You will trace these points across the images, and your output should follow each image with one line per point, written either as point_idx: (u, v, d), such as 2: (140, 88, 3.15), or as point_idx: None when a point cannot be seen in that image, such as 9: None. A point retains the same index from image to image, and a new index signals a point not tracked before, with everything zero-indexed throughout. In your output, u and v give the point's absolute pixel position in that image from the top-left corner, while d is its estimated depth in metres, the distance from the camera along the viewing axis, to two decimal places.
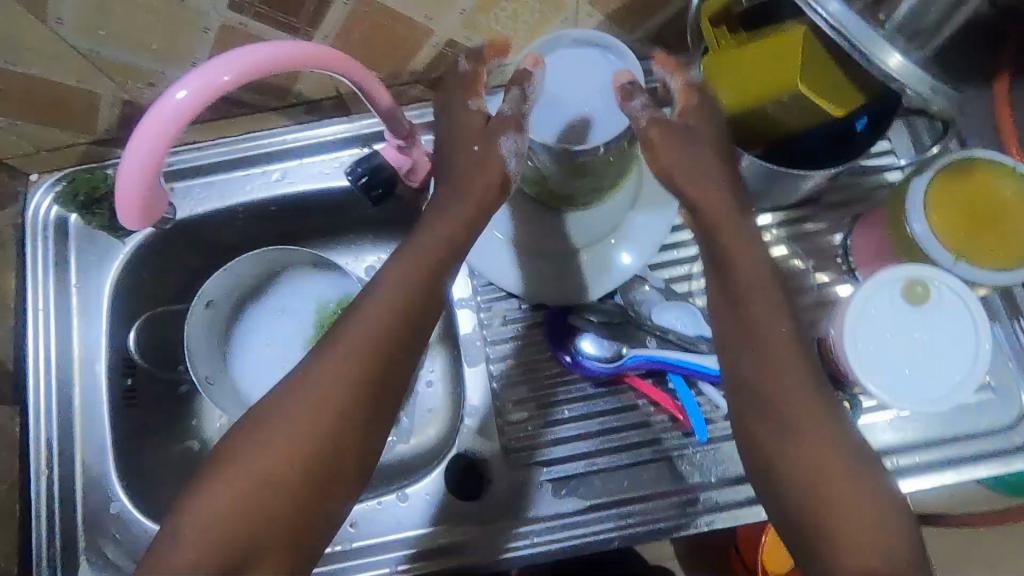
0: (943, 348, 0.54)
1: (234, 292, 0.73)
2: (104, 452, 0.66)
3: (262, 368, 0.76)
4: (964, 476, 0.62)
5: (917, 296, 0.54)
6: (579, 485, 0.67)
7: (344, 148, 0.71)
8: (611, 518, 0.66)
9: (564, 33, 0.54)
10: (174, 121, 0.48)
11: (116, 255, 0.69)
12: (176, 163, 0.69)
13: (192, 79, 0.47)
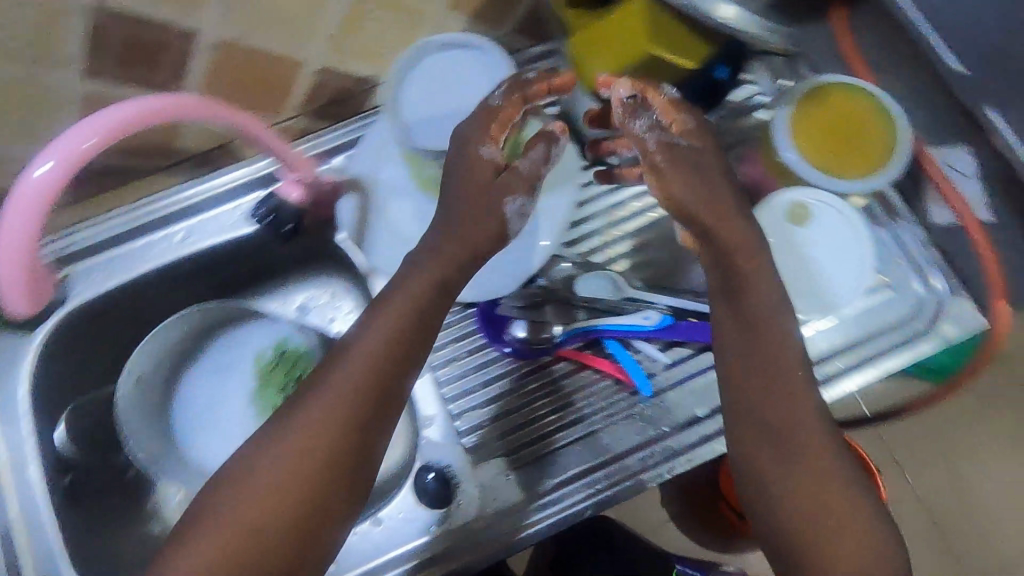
0: (831, 258, 0.62)
1: (165, 361, 0.72)
2: (53, 557, 0.59)
3: (212, 433, 0.72)
4: (887, 369, 0.61)
5: (798, 216, 0.61)
6: (545, 460, 0.62)
7: (246, 196, 0.68)
8: (579, 490, 0.61)
9: (430, 40, 0.54)
10: (39, 199, 0.47)
11: (24, 355, 0.62)
12: (69, 243, 0.65)
13: (52, 151, 0.46)
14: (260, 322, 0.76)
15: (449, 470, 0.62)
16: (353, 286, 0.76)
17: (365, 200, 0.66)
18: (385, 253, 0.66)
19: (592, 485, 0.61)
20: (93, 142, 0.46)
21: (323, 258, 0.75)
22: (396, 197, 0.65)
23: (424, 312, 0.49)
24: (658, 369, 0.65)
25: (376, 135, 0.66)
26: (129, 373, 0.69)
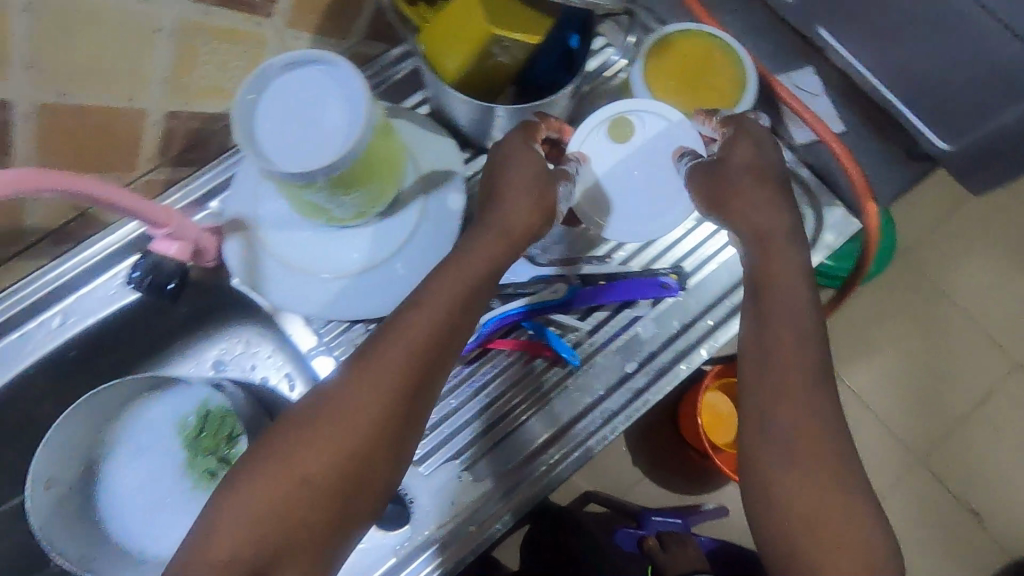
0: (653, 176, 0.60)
1: (74, 456, 0.66)
2: None
3: (149, 514, 0.69)
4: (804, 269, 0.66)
5: (617, 129, 0.60)
6: (527, 428, 0.63)
7: (121, 263, 0.64)
8: (562, 449, 0.62)
9: (268, 63, 0.51)
10: None
11: None
12: None
13: None
14: (173, 390, 0.73)
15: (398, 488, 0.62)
16: (264, 329, 0.73)
17: (250, 240, 0.63)
18: (280, 283, 0.63)
19: (548, 458, 0.62)
20: None
21: (225, 309, 0.71)
22: (281, 228, 0.63)
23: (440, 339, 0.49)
24: (581, 338, 0.66)
25: (247, 170, 0.63)
26: (37, 482, 0.61)
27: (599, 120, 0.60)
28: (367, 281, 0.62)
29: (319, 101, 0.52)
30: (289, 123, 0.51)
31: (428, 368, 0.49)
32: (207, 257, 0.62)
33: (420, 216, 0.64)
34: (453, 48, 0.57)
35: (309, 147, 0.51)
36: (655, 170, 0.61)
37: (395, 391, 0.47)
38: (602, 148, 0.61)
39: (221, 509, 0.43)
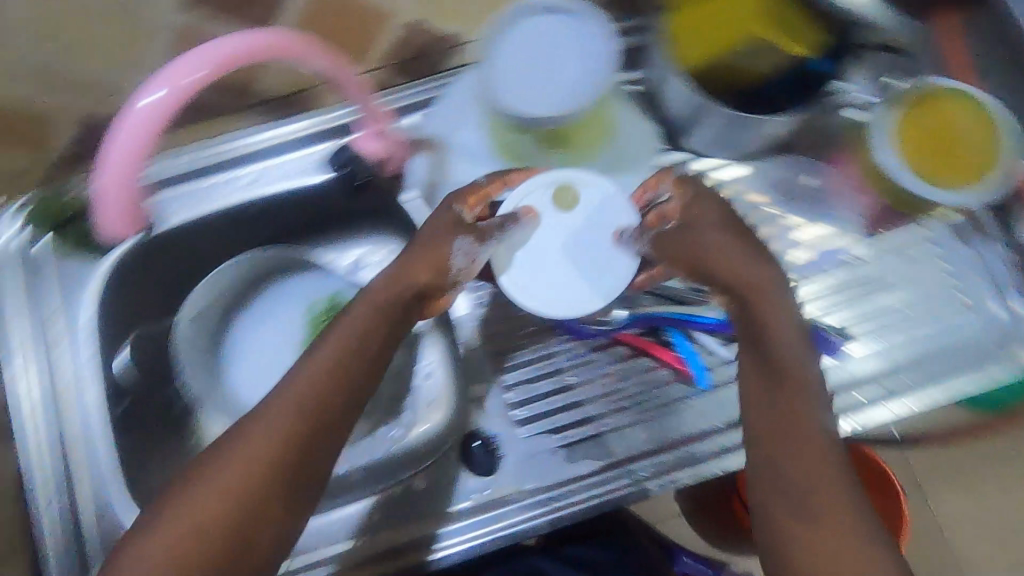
0: (590, 254, 0.55)
1: (221, 302, 0.72)
2: (110, 476, 0.61)
3: (260, 379, 0.71)
4: (925, 399, 0.60)
5: (561, 195, 0.55)
6: (593, 446, 0.61)
7: (311, 148, 0.68)
8: (613, 483, 0.60)
9: (534, 1, 0.52)
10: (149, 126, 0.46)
11: (88, 274, 0.64)
12: (141, 175, 0.66)
13: (165, 76, 0.46)
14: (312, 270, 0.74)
15: (488, 433, 0.62)
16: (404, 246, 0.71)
17: (438, 160, 0.64)
18: None
19: (592, 485, 0.60)
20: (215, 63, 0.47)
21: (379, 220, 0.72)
22: (468, 159, 0.63)
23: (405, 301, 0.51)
24: (715, 363, 0.63)
25: (457, 96, 0.63)
26: (184, 313, 0.70)
27: (544, 182, 0.55)
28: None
29: (567, 52, 0.51)
30: (530, 62, 0.51)
31: (337, 395, 0.47)
32: (392, 165, 0.64)
33: None
34: (713, 33, 0.58)
35: (541, 91, 0.51)
36: (598, 241, 0.55)
37: (384, 324, 0.50)
38: (535, 208, 0.55)
39: (238, 431, 0.45)
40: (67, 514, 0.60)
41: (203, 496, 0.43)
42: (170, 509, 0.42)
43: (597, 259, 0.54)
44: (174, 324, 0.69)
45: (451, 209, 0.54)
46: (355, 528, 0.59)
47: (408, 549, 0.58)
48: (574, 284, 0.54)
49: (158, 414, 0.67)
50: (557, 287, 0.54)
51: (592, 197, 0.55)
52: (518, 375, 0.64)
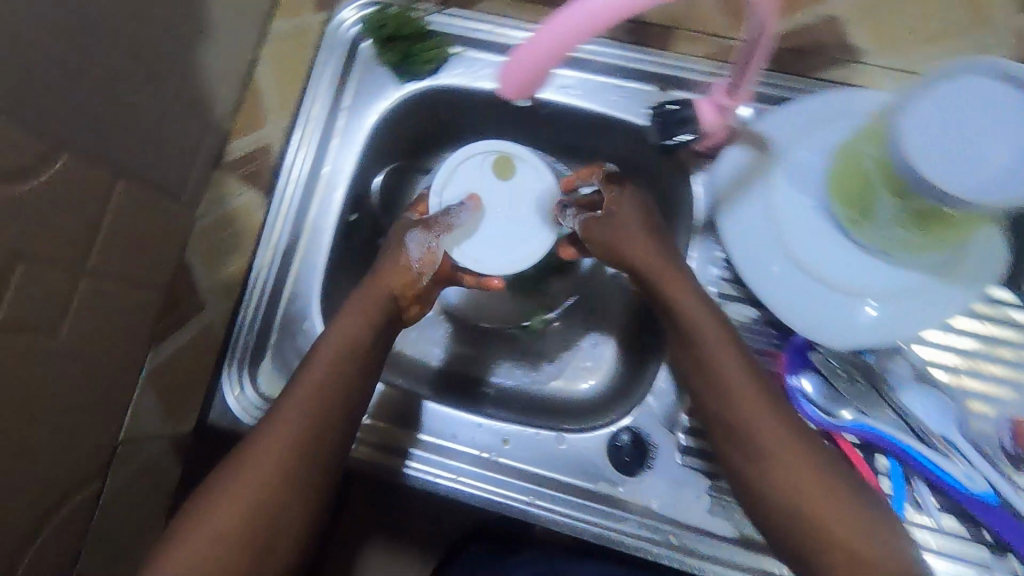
0: (509, 219, 0.57)
1: None
2: (313, 276, 0.63)
3: None
4: None
5: (502, 165, 0.59)
6: (741, 513, 0.57)
7: (639, 83, 0.63)
8: (737, 556, 0.56)
9: (977, 62, 0.45)
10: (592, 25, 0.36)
11: (386, 95, 0.65)
12: (471, 29, 0.65)
13: None
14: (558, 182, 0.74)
15: (643, 436, 0.60)
16: None
17: (756, 162, 0.58)
18: (742, 224, 0.58)
19: (712, 545, 0.56)
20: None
21: None
22: (792, 182, 0.57)
23: (378, 304, 0.53)
24: (917, 522, 0.53)
25: (817, 109, 0.57)
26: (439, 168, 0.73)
27: (484, 150, 0.59)
28: (819, 298, 0.55)
29: (995, 128, 0.43)
30: (947, 119, 0.43)
31: (351, 368, 0.50)
32: (708, 147, 0.59)
33: (907, 290, 0.54)
34: None
35: (949, 155, 0.43)
36: (515, 213, 0.58)
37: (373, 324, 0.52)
38: (476, 169, 0.59)
39: (236, 472, 0.47)
40: (272, 286, 0.62)
41: (220, 525, 0.46)
42: (198, 527, 0.46)
43: (510, 230, 0.57)
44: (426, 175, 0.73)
45: (449, 159, 0.59)
46: (489, 441, 0.61)
47: (524, 494, 0.59)
48: (518, 232, 0.57)
49: (367, 241, 0.70)
50: (506, 246, 0.56)
51: (520, 177, 0.58)
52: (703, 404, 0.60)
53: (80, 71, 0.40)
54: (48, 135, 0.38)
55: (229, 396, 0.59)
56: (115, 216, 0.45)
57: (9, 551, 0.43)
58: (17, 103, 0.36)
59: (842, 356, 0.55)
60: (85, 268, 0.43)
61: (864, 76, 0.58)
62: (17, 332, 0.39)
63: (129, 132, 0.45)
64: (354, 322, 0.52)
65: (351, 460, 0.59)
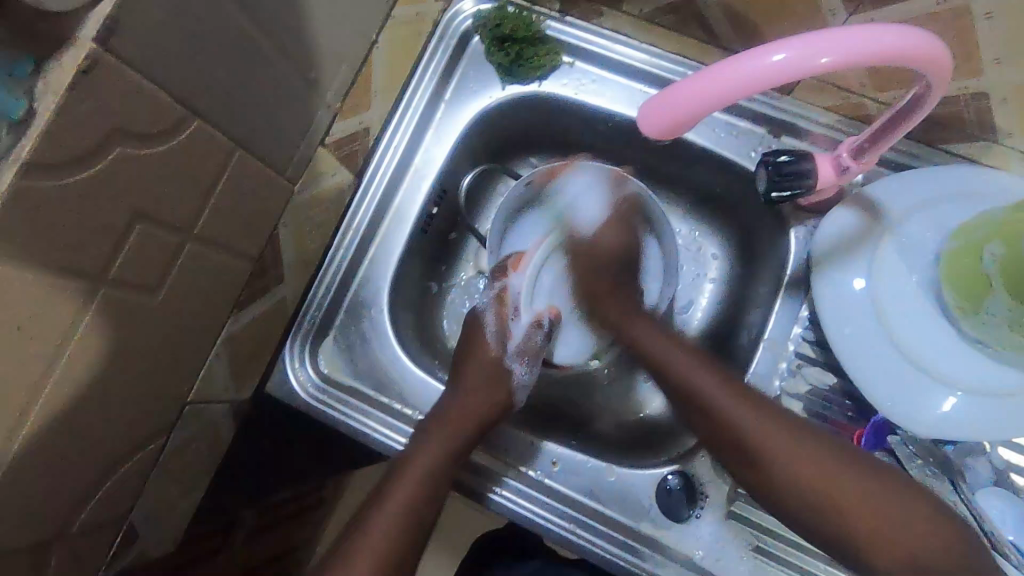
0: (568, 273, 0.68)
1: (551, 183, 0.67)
2: (388, 263, 0.63)
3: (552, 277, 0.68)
4: None
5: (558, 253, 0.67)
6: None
7: (750, 123, 0.61)
8: None
9: None
10: (745, 79, 0.34)
11: (488, 94, 0.64)
12: (588, 40, 0.62)
13: (793, 41, 0.33)
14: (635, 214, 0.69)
15: (695, 482, 0.59)
16: (740, 267, 0.68)
17: (865, 226, 0.55)
18: (843, 291, 0.55)
19: None
20: (860, 48, 0.33)
21: (742, 222, 0.66)
22: (903, 255, 0.53)
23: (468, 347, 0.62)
24: None
25: (938, 181, 0.54)
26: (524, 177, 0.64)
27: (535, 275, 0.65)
28: (916, 379, 0.52)
29: None
30: None
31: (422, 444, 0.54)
32: (814, 203, 0.58)
33: (994, 391, 0.51)
34: None
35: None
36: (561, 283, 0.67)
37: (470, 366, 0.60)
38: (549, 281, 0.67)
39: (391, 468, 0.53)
40: (347, 265, 0.61)
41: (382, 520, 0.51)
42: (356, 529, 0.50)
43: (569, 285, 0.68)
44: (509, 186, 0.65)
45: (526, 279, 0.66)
46: (538, 459, 0.61)
47: (567, 520, 0.58)
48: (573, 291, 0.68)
49: (442, 236, 0.69)
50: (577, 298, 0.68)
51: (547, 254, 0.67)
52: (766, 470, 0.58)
53: (213, 50, 0.39)
54: (182, 104, 0.38)
55: (289, 367, 0.59)
56: (226, 189, 0.45)
57: (81, 496, 0.45)
58: (161, 70, 0.36)
59: (921, 444, 0.55)
60: (192, 235, 0.44)
61: (995, 156, 0.54)
62: (125, 290, 0.40)
63: (249, 107, 0.44)
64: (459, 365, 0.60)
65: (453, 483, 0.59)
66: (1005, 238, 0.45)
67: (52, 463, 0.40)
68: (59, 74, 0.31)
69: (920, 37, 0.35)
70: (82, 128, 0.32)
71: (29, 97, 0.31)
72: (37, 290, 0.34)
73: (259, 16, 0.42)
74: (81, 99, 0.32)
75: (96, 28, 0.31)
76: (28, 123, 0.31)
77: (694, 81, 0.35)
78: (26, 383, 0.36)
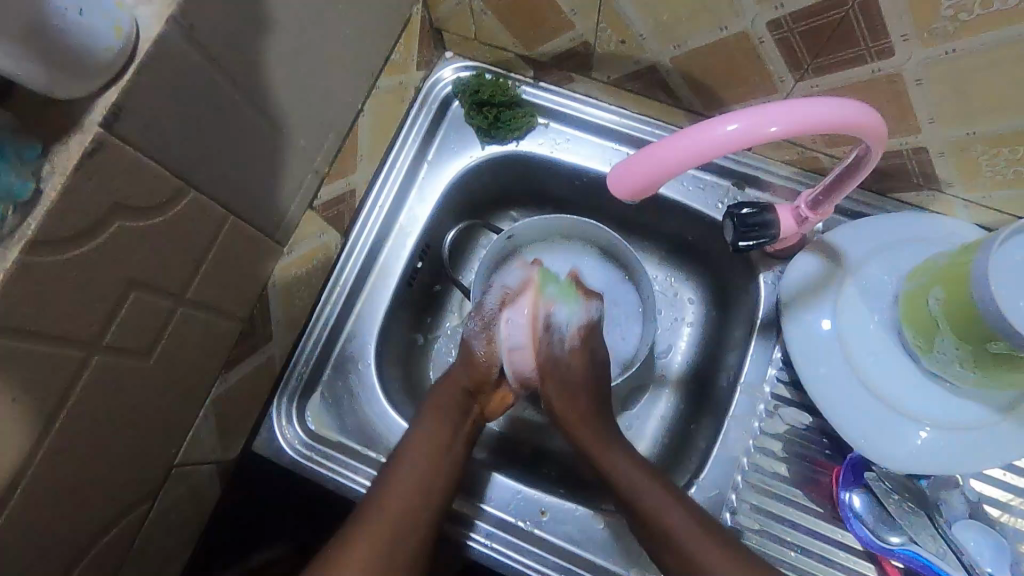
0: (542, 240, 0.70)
1: (533, 235, 0.70)
2: (374, 316, 0.65)
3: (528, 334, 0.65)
4: None
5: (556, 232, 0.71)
6: None
7: (715, 176, 0.65)
8: None
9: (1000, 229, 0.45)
10: (703, 147, 0.37)
11: (469, 154, 0.68)
12: (560, 104, 0.67)
13: (744, 113, 0.37)
14: (610, 263, 0.72)
15: None
16: (716, 311, 0.70)
17: (828, 271, 0.58)
18: (812, 334, 0.57)
19: None
20: (804, 118, 0.37)
21: (714, 267, 0.69)
22: (864, 298, 0.57)
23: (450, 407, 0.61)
24: None
25: (891, 228, 0.58)
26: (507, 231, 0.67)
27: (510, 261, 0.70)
28: (888, 417, 0.55)
29: None
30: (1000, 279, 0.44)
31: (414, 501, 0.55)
32: (779, 251, 0.61)
33: (960, 426, 0.54)
34: None
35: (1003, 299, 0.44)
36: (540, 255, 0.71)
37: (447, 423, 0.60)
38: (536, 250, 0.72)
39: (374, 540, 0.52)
40: (335, 319, 0.63)
41: None
42: None
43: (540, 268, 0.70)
44: (493, 239, 0.68)
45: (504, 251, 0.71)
46: (526, 510, 0.61)
47: (557, 572, 0.58)
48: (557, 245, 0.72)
49: (426, 289, 0.70)
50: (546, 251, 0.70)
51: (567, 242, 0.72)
52: (744, 516, 0.59)
53: (208, 126, 0.42)
54: (179, 177, 0.41)
55: (276, 426, 0.60)
56: (217, 254, 0.47)
57: (65, 564, 0.44)
58: (161, 147, 0.38)
59: (895, 479, 0.56)
60: (184, 299, 0.46)
61: (940, 203, 0.58)
62: (117, 356, 0.41)
63: (241, 176, 0.47)
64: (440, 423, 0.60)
65: (444, 537, 0.58)
66: (945, 284, 0.49)
67: (38, 531, 0.40)
68: (65, 156, 0.33)
69: (856, 108, 0.39)
70: (87, 205, 0.34)
71: (36, 178, 0.33)
72: (33, 360, 0.35)
73: (250, 93, 0.45)
74: (87, 178, 0.34)
75: (103, 113, 0.34)
76: (36, 202, 0.32)
77: (657, 149, 0.39)
78: (18, 451, 0.36)
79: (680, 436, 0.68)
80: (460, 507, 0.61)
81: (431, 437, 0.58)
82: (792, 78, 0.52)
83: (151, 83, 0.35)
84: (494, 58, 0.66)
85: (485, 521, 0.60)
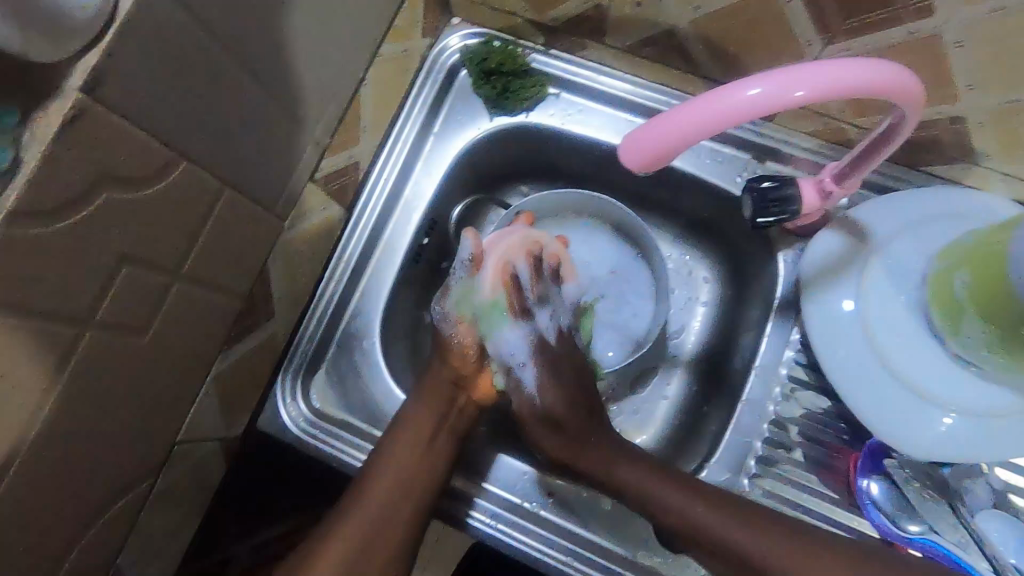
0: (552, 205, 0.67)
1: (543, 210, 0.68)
2: (379, 294, 0.63)
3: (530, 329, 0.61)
4: None
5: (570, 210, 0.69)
6: None
7: (735, 149, 0.62)
8: None
9: None
10: (723, 113, 0.35)
11: (476, 126, 0.65)
12: (573, 73, 0.63)
13: (770, 76, 0.34)
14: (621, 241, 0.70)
15: None
16: (732, 291, 0.68)
17: (853, 249, 0.55)
18: (833, 315, 0.55)
19: None
20: (830, 81, 0.34)
21: (731, 245, 0.66)
22: (890, 278, 0.54)
23: (455, 387, 0.60)
24: None
25: (920, 204, 0.55)
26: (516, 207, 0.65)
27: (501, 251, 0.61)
28: (910, 403, 0.52)
29: None
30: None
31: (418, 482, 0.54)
32: (800, 227, 0.58)
33: (988, 413, 0.51)
34: None
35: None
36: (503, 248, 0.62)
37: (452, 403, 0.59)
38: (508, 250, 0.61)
39: (379, 518, 0.52)
40: (339, 297, 0.62)
41: None
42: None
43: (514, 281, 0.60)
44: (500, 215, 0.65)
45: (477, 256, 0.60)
46: (532, 491, 0.60)
47: (563, 554, 0.57)
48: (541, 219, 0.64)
49: (433, 266, 0.69)
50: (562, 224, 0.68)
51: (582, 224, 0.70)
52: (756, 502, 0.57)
53: (199, 94, 0.40)
54: (170, 147, 0.39)
55: (280, 403, 0.59)
56: (214, 228, 0.46)
57: (67, 542, 0.44)
58: (150, 115, 0.37)
59: (917, 466, 0.54)
60: (180, 275, 0.44)
61: (976, 176, 0.55)
62: (114, 333, 0.40)
63: (237, 148, 0.45)
64: (445, 403, 0.59)
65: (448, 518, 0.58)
66: (971, 267, 0.46)
67: (36, 508, 0.40)
68: (46, 123, 0.32)
69: (890, 71, 0.36)
70: (70, 176, 0.33)
71: (15, 146, 0.31)
72: (21, 335, 0.34)
73: (246, 61, 0.43)
74: (69, 148, 0.32)
75: (84, 77, 0.32)
76: (16, 171, 0.31)
77: (671, 116, 0.36)
78: (13, 428, 0.36)
79: (693, 416, 0.66)
80: (466, 487, 0.60)
81: (437, 416, 0.57)
82: (820, 42, 0.48)
83: (134, 47, 0.34)
84: (502, 24, 0.64)
85: (492, 501, 0.60)
